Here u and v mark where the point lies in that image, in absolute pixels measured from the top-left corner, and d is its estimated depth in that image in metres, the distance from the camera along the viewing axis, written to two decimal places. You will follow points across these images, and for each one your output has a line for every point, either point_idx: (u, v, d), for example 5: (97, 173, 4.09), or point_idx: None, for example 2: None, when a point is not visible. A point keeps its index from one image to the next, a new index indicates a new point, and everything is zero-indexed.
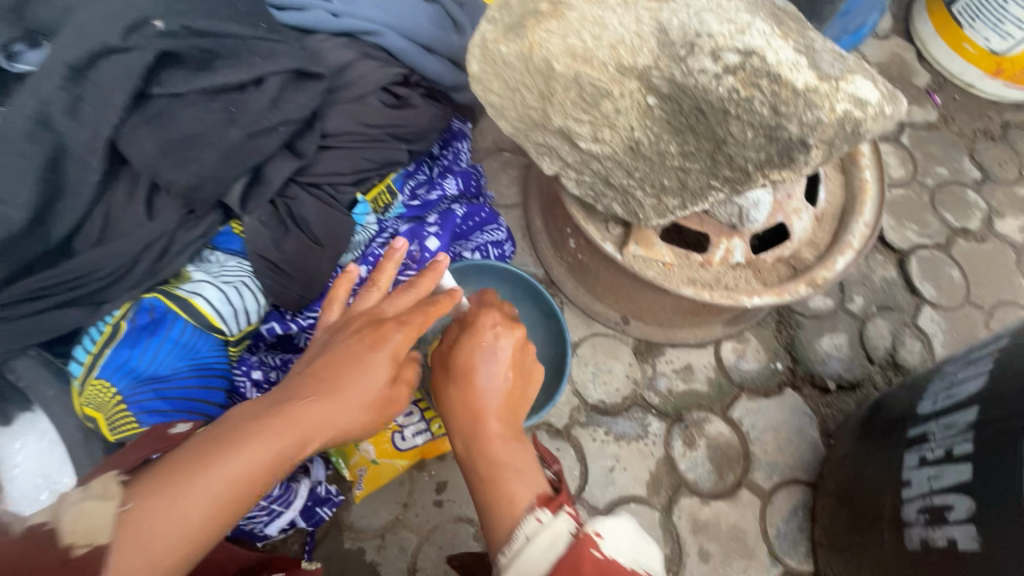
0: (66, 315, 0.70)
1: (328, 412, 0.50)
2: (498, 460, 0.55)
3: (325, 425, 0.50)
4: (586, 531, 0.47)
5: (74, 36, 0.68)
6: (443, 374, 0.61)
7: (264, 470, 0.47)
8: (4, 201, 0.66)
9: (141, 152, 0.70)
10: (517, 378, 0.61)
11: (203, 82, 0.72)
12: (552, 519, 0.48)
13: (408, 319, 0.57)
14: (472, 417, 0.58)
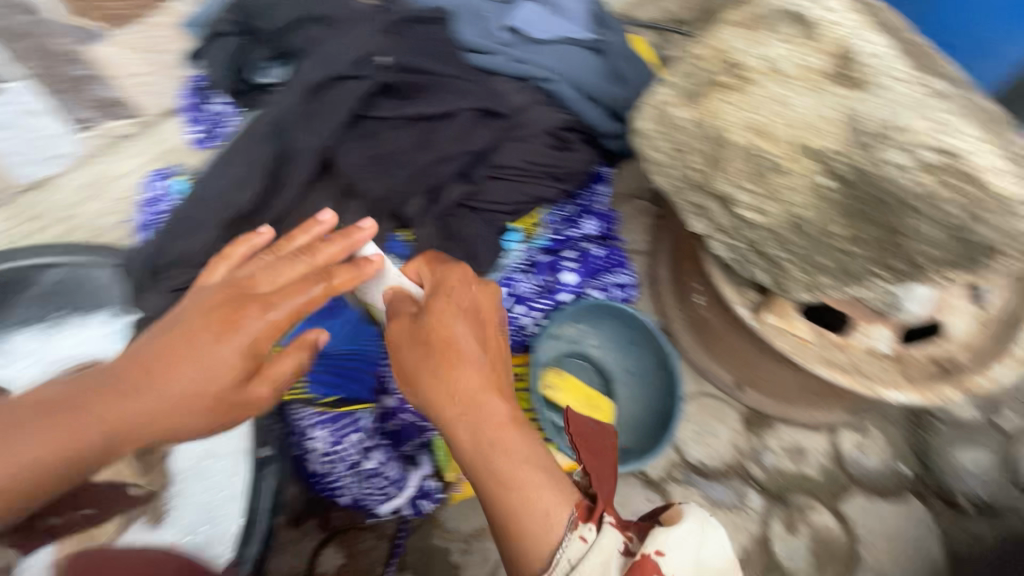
0: None
1: (146, 406, 0.51)
2: (508, 458, 0.54)
3: (150, 418, 0.51)
4: (645, 554, 0.47)
5: (319, 62, 0.83)
6: (405, 348, 0.61)
7: (57, 453, 0.48)
8: (241, 188, 0.80)
9: (347, 162, 0.83)
10: (457, 347, 0.59)
11: (406, 110, 0.84)
12: (599, 537, 0.49)
13: (270, 309, 0.55)
14: (455, 411, 0.56)
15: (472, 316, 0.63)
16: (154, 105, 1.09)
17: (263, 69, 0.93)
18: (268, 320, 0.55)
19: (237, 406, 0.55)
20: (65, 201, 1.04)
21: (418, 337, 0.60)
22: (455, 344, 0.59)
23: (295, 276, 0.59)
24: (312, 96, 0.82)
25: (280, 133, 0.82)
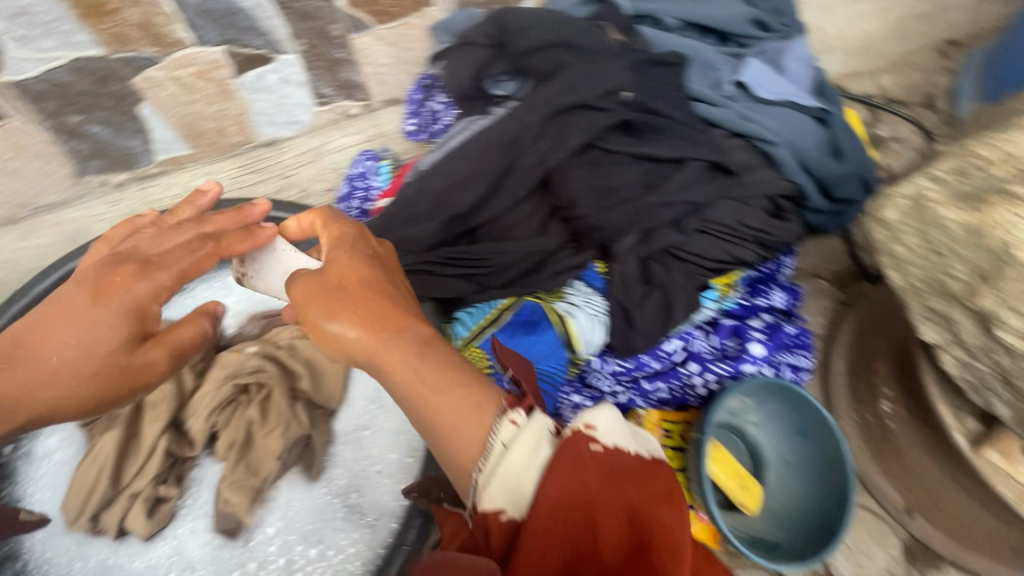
0: (457, 285, 0.86)
1: (6, 369, 0.61)
2: (417, 381, 0.54)
3: (36, 386, 0.61)
4: (574, 429, 0.50)
5: (564, 89, 0.86)
6: (331, 301, 0.56)
7: None
8: (465, 190, 0.86)
9: (567, 186, 0.85)
10: (368, 293, 0.57)
11: (637, 148, 0.85)
12: (526, 419, 0.51)
13: (155, 271, 0.61)
14: (374, 346, 0.55)
15: (385, 266, 0.61)
16: (381, 92, 1.18)
17: (499, 81, 1.00)
18: (133, 274, 0.61)
19: (134, 372, 0.61)
20: (289, 163, 1.19)
21: (328, 286, 0.57)
22: (384, 289, 0.58)
23: (183, 240, 0.64)
24: (553, 118, 0.86)
25: (514, 146, 0.86)
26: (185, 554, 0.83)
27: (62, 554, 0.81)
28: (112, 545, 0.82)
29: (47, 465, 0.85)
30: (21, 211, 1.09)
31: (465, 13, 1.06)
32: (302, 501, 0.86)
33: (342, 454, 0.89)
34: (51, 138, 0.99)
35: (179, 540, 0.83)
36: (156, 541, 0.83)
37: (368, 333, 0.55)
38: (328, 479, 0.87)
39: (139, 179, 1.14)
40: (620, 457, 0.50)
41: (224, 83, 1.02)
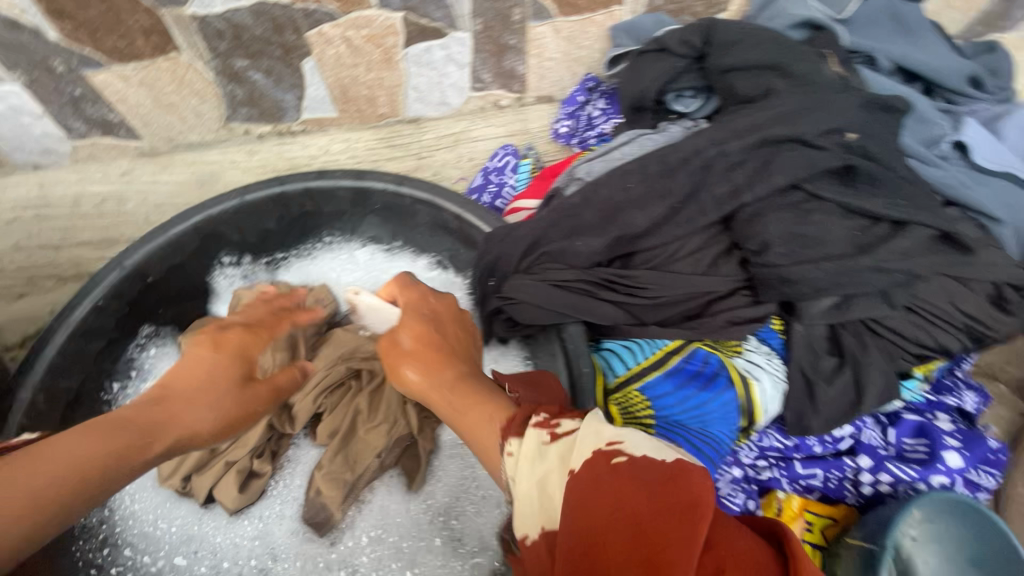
0: (607, 311, 0.75)
1: (133, 407, 0.57)
2: (449, 407, 0.58)
3: (164, 418, 0.56)
4: (596, 450, 0.43)
5: (777, 117, 0.75)
6: (397, 355, 0.65)
7: (95, 452, 0.51)
8: (641, 209, 0.76)
9: (762, 226, 0.73)
10: (418, 348, 0.64)
11: (851, 199, 0.73)
12: (522, 444, 0.47)
13: (256, 332, 0.71)
14: (430, 390, 0.61)
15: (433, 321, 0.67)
16: (537, 87, 1.11)
17: (681, 96, 0.92)
18: (249, 339, 0.69)
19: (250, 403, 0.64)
20: (427, 144, 1.13)
21: (389, 349, 0.66)
22: (439, 337, 0.65)
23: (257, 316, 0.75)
24: (757, 148, 0.75)
25: (705, 171, 0.76)
26: (269, 539, 0.77)
27: (148, 510, 0.77)
28: (199, 512, 0.77)
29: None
30: (164, 145, 1.09)
31: (654, 19, 0.99)
32: (397, 511, 0.78)
33: (445, 469, 0.80)
34: (213, 78, 0.97)
35: (264, 523, 0.77)
36: (242, 519, 0.77)
37: (426, 373, 0.62)
38: (426, 493, 0.79)
39: (280, 134, 1.11)
40: (649, 470, 0.41)
41: (391, 51, 0.97)
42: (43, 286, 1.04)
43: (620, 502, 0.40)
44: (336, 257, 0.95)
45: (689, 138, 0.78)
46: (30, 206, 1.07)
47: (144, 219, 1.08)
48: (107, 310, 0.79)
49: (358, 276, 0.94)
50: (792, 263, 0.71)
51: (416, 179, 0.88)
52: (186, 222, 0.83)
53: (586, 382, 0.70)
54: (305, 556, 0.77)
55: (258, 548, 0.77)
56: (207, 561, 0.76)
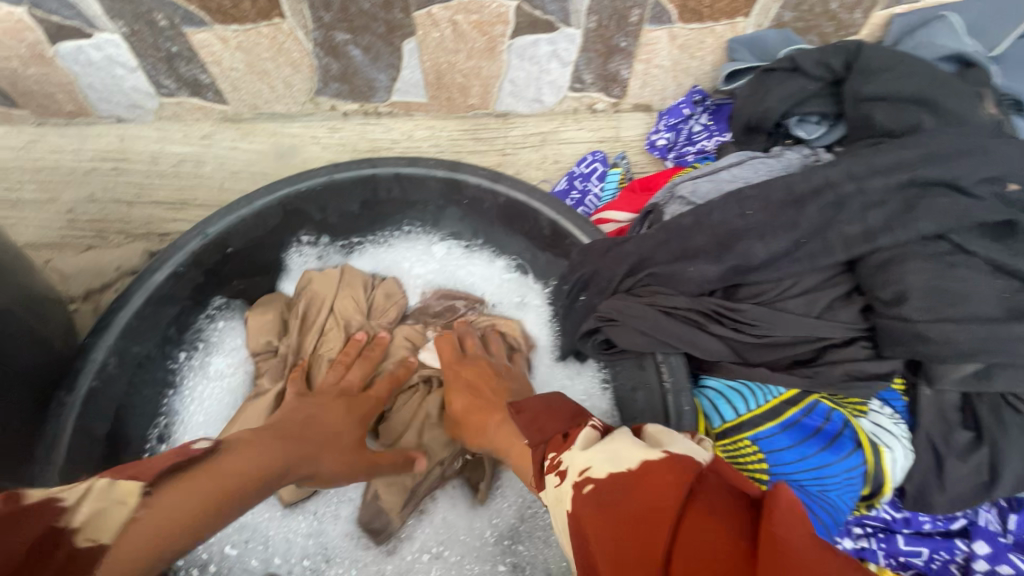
0: (714, 346, 0.70)
1: (286, 439, 0.57)
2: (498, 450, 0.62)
3: (309, 456, 0.58)
4: (574, 485, 0.43)
5: (928, 157, 0.68)
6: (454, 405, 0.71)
7: (261, 474, 0.51)
8: (761, 239, 0.70)
9: (898, 274, 0.66)
10: (469, 398, 0.70)
11: (1002, 257, 0.66)
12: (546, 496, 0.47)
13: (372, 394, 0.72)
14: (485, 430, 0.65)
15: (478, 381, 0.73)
16: (636, 94, 1.06)
17: (804, 122, 0.87)
18: (371, 404, 0.71)
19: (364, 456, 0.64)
20: (513, 141, 1.08)
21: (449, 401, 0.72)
22: (484, 390, 0.71)
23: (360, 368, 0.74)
24: (901, 189, 0.68)
25: (839, 207, 0.69)
26: (324, 538, 0.73)
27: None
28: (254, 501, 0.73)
29: (208, 387, 0.78)
30: (248, 111, 1.07)
31: (781, 36, 0.93)
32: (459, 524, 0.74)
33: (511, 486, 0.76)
34: (310, 49, 0.93)
35: (319, 521, 0.74)
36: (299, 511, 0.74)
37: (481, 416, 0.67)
38: (491, 510, 0.74)
39: (365, 114, 1.08)
40: (615, 489, 0.40)
41: (496, 40, 0.91)
42: (111, 241, 1.00)
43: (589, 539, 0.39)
44: (412, 248, 0.91)
45: (822, 168, 0.71)
46: (109, 158, 1.05)
47: (219, 184, 1.04)
48: (184, 277, 0.76)
49: (432, 272, 0.91)
50: (932, 319, 0.64)
51: (512, 177, 0.82)
52: (272, 195, 0.79)
53: (688, 419, 0.65)
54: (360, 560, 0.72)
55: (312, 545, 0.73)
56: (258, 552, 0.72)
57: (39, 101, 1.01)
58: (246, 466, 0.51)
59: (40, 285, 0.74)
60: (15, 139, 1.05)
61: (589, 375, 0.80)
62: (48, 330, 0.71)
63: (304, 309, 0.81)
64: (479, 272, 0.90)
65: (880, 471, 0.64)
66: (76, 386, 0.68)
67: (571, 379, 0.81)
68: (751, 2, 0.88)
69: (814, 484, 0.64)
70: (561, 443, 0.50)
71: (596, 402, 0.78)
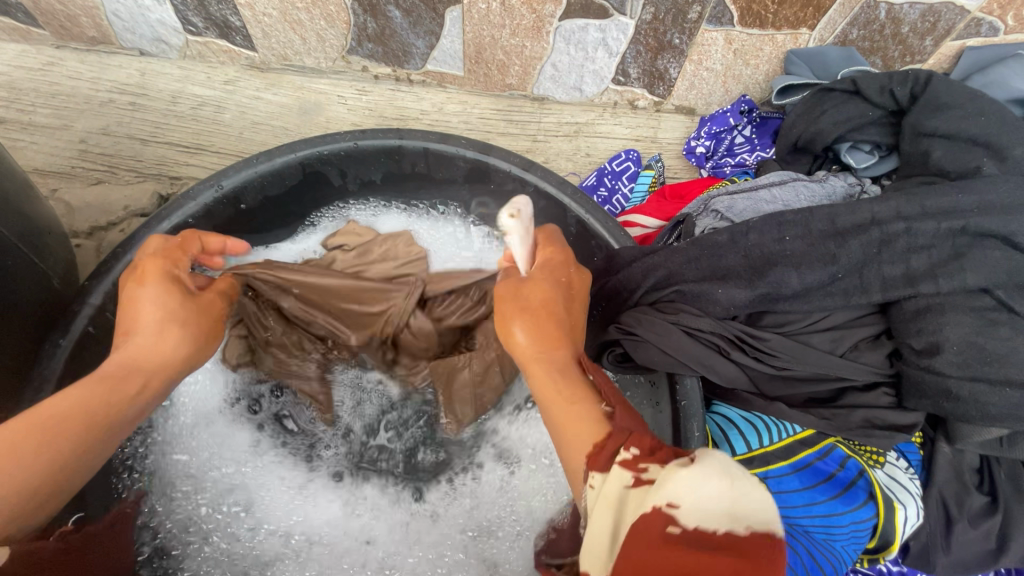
0: (730, 370, 0.67)
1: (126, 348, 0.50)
2: (555, 393, 0.46)
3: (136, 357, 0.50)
4: (653, 507, 0.32)
5: (989, 206, 0.64)
6: (510, 308, 0.52)
7: (75, 411, 0.44)
8: (797, 268, 0.67)
9: (939, 326, 0.63)
10: (533, 307, 0.51)
11: None
12: (605, 483, 0.37)
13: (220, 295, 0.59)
14: (531, 361, 0.49)
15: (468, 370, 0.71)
16: (680, 95, 1.02)
17: (856, 149, 0.83)
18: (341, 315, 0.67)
19: (201, 316, 0.54)
20: (547, 128, 1.04)
21: (518, 296, 0.52)
22: (549, 310, 0.51)
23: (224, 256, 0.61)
24: (952, 236, 0.64)
25: (883, 246, 0.65)
26: (309, 518, 0.71)
27: (211, 445, 0.71)
28: (258, 462, 0.72)
29: None
30: (276, 61, 1.02)
31: (845, 54, 0.88)
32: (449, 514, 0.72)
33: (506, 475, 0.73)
34: (349, 5, 0.88)
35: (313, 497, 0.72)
36: (301, 479, 0.72)
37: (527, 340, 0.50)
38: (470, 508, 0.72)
39: (397, 80, 1.04)
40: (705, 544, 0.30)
41: (544, 21, 0.86)
42: (121, 177, 0.96)
43: (638, 557, 0.31)
44: (448, 233, 0.86)
45: (872, 203, 0.67)
46: (126, 92, 1.01)
47: (237, 132, 1.00)
48: (193, 229, 0.72)
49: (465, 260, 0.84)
50: (962, 376, 0.62)
51: (545, 167, 0.76)
52: (294, 153, 0.73)
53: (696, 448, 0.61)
54: (343, 545, 0.70)
55: (299, 524, 0.70)
56: (247, 521, 0.69)
57: (60, 23, 0.97)
58: (53, 406, 0.44)
59: (43, 218, 0.71)
60: (32, 59, 1.01)
61: None
62: (46, 266, 0.69)
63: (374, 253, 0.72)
64: None
65: (892, 528, 0.63)
66: (71, 329, 0.64)
67: None
68: (818, 14, 0.83)
69: (821, 531, 0.63)
70: (639, 438, 0.39)
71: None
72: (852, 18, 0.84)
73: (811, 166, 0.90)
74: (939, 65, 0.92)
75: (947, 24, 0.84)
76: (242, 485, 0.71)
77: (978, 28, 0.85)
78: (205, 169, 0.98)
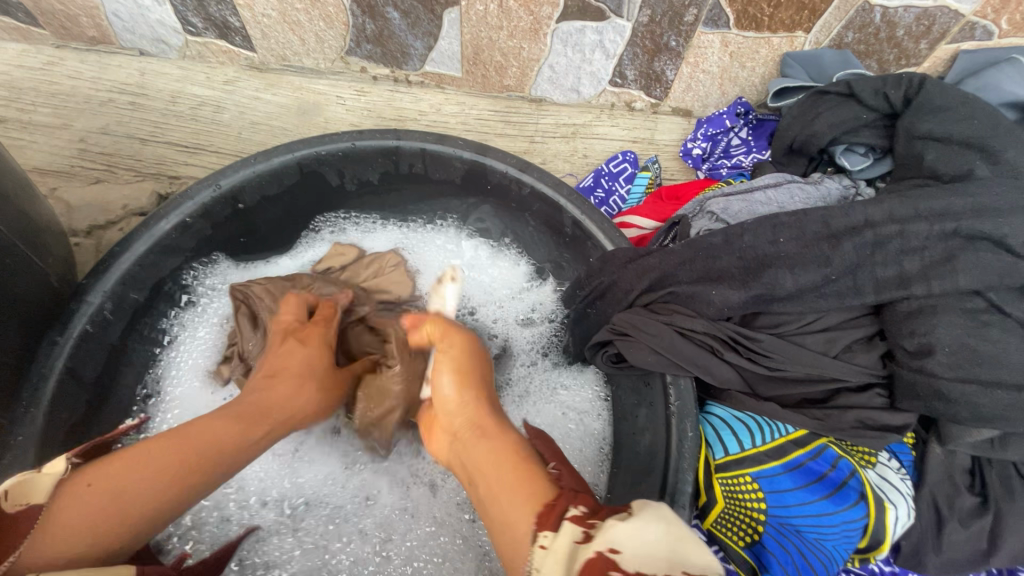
0: (723, 372, 0.68)
1: (277, 393, 0.55)
2: (498, 448, 0.48)
3: (282, 401, 0.54)
4: (596, 552, 0.35)
5: (982, 209, 0.65)
6: (450, 367, 0.57)
7: (221, 436, 0.48)
8: (791, 269, 0.67)
9: (931, 328, 0.63)
10: (471, 370, 0.57)
11: None
12: (556, 537, 0.37)
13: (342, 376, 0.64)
14: (472, 415, 0.53)
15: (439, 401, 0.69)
16: (677, 97, 1.02)
17: (851, 151, 0.84)
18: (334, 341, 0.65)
19: (331, 391, 0.60)
20: (544, 129, 1.04)
21: (455, 359, 0.58)
22: (480, 378, 0.57)
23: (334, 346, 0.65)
24: (945, 238, 0.64)
25: (876, 247, 0.66)
26: (305, 481, 0.73)
27: None
28: None
29: (197, 344, 0.78)
30: (275, 62, 1.03)
31: (840, 58, 0.89)
32: (449, 489, 0.73)
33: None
34: (347, 6, 0.89)
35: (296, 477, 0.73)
36: (292, 447, 0.73)
37: (475, 401, 0.54)
38: (468, 491, 0.73)
39: (395, 81, 1.04)
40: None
41: (542, 23, 0.86)
42: (120, 176, 0.97)
43: None
44: (439, 240, 0.89)
45: (865, 205, 0.67)
46: (126, 91, 1.01)
47: (236, 132, 1.00)
48: (191, 228, 0.73)
49: (456, 267, 0.88)
50: (954, 377, 0.62)
51: (541, 168, 0.77)
52: (292, 153, 0.74)
53: (688, 448, 0.61)
54: (339, 509, 0.72)
55: (292, 490, 0.72)
56: (238, 496, 0.70)
57: (61, 23, 0.98)
58: (205, 431, 0.47)
59: (42, 217, 0.71)
60: (33, 59, 1.02)
61: (586, 395, 0.79)
62: (44, 264, 0.69)
63: (364, 272, 0.82)
64: (503, 282, 0.87)
65: (881, 528, 0.63)
66: (69, 328, 0.64)
67: (571, 393, 0.80)
68: (813, 17, 0.84)
69: (811, 530, 0.63)
70: (585, 496, 0.41)
71: (588, 421, 0.77)
72: (848, 21, 0.84)
73: (807, 168, 0.91)
74: (934, 68, 0.93)
75: (941, 27, 0.84)
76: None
77: (973, 32, 0.86)
78: (204, 169, 0.99)
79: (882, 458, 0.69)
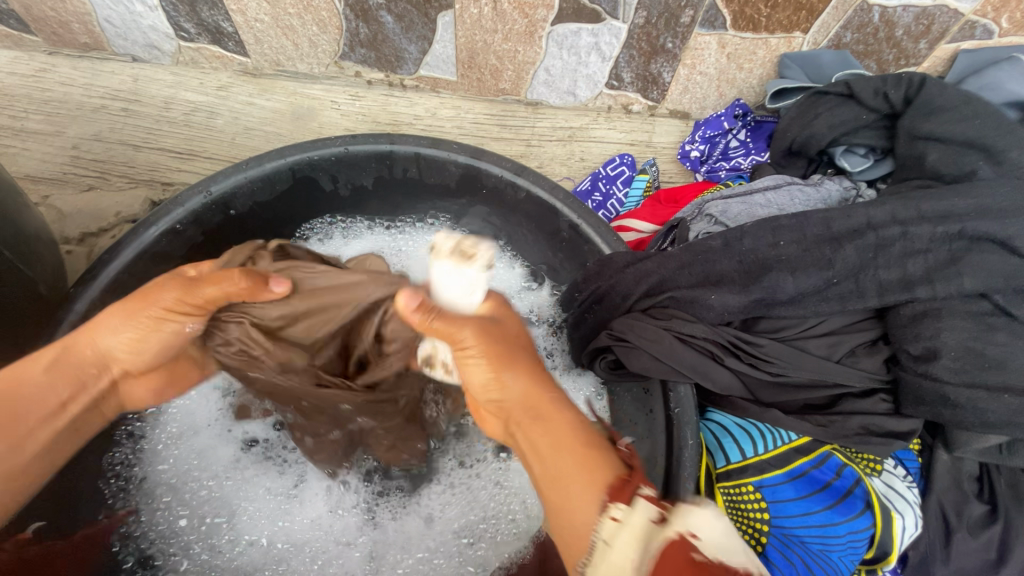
0: (722, 377, 0.66)
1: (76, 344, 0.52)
2: (568, 437, 0.49)
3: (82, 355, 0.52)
4: (675, 534, 0.40)
5: (987, 210, 0.63)
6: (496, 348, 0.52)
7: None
8: (793, 273, 0.66)
9: (936, 333, 0.62)
10: (511, 351, 0.53)
11: None
12: (631, 512, 0.42)
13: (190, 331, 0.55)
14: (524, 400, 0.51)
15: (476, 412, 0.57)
16: (675, 99, 1.01)
17: (850, 152, 0.83)
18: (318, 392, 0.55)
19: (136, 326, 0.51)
20: (541, 132, 1.03)
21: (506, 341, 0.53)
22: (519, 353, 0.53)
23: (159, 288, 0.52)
24: (949, 240, 0.63)
25: (879, 250, 0.64)
26: (293, 522, 0.70)
27: (190, 458, 0.70)
28: (240, 471, 0.71)
29: None
30: (269, 67, 1.02)
31: (840, 59, 0.89)
32: (445, 519, 0.72)
33: (484, 486, 0.73)
34: (341, 10, 0.88)
35: (291, 507, 0.71)
36: (289, 485, 0.71)
37: (521, 380, 0.52)
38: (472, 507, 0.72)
39: (390, 85, 1.03)
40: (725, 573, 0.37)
41: (537, 25, 0.86)
42: (113, 183, 0.95)
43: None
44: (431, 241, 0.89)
45: (867, 207, 0.66)
46: (119, 98, 1.01)
47: (230, 138, 0.99)
48: (181, 235, 0.71)
49: None
50: (960, 382, 0.61)
51: (537, 172, 0.76)
52: (283, 158, 0.73)
53: (688, 456, 0.59)
54: (326, 549, 0.70)
55: (281, 532, 0.70)
56: (229, 532, 0.69)
57: (53, 29, 0.97)
58: None
59: (31, 225, 0.70)
60: (25, 66, 1.01)
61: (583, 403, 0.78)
62: (33, 274, 0.68)
63: None
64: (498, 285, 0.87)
65: (888, 538, 0.62)
66: (55, 336, 0.63)
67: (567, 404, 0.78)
68: (811, 18, 0.83)
69: (816, 542, 0.62)
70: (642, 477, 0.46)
71: None
72: (846, 21, 0.84)
73: (806, 170, 0.89)
74: (934, 68, 0.92)
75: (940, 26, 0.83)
76: (222, 499, 0.70)
77: (973, 31, 0.85)
78: (197, 175, 0.97)
79: (889, 466, 0.67)
